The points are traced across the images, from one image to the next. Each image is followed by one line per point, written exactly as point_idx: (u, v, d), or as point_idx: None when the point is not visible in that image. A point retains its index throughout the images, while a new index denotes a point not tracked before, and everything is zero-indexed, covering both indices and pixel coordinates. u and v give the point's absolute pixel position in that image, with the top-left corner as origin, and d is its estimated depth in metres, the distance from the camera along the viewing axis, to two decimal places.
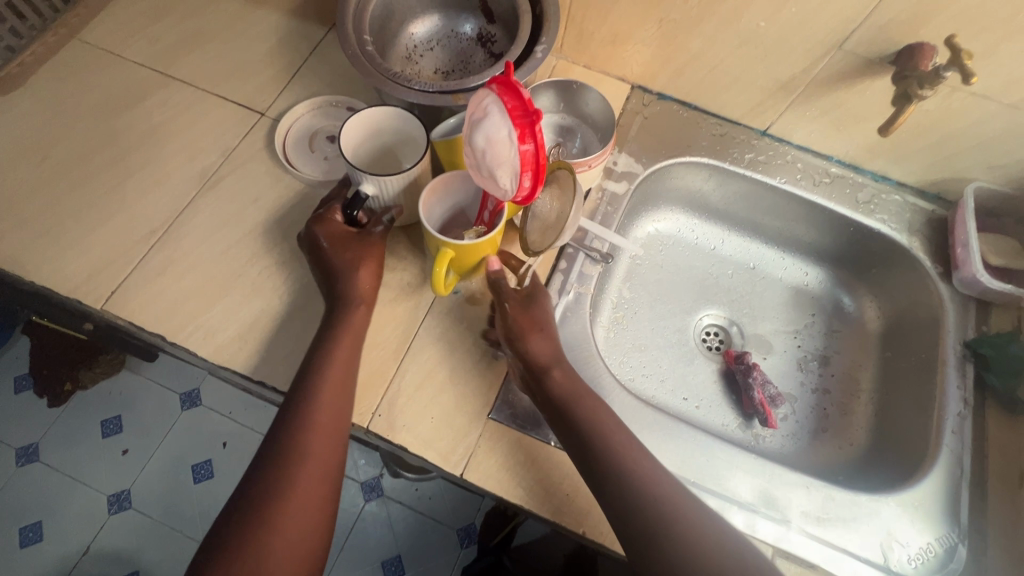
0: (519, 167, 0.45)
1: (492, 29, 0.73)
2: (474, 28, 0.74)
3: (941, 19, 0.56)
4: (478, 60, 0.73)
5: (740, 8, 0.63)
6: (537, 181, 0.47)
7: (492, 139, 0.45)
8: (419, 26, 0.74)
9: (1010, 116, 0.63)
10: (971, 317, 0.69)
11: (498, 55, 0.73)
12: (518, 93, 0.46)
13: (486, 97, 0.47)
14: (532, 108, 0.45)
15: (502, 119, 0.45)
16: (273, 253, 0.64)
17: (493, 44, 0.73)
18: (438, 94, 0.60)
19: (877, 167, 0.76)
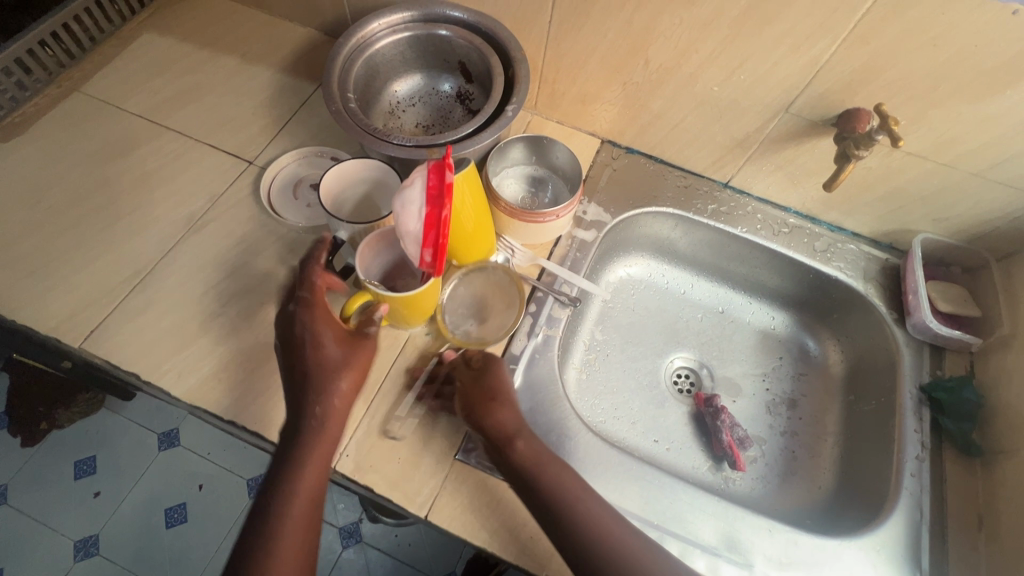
0: (418, 243, 0.53)
1: (471, 88, 0.79)
2: (454, 87, 0.80)
3: (872, 89, 0.62)
4: (458, 118, 0.79)
5: (694, 75, 0.69)
6: (438, 258, 0.54)
7: (405, 211, 0.52)
8: (402, 84, 0.79)
9: (945, 175, 0.68)
10: (925, 362, 0.72)
11: (476, 112, 0.78)
12: (444, 178, 0.50)
13: (419, 171, 0.52)
14: (448, 195, 0.50)
15: (421, 196, 0.51)
16: (252, 294, 0.66)
17: (471, 102, 0.79)
18: (415, 148, 0.64)
19: (831, 218, 0.81)
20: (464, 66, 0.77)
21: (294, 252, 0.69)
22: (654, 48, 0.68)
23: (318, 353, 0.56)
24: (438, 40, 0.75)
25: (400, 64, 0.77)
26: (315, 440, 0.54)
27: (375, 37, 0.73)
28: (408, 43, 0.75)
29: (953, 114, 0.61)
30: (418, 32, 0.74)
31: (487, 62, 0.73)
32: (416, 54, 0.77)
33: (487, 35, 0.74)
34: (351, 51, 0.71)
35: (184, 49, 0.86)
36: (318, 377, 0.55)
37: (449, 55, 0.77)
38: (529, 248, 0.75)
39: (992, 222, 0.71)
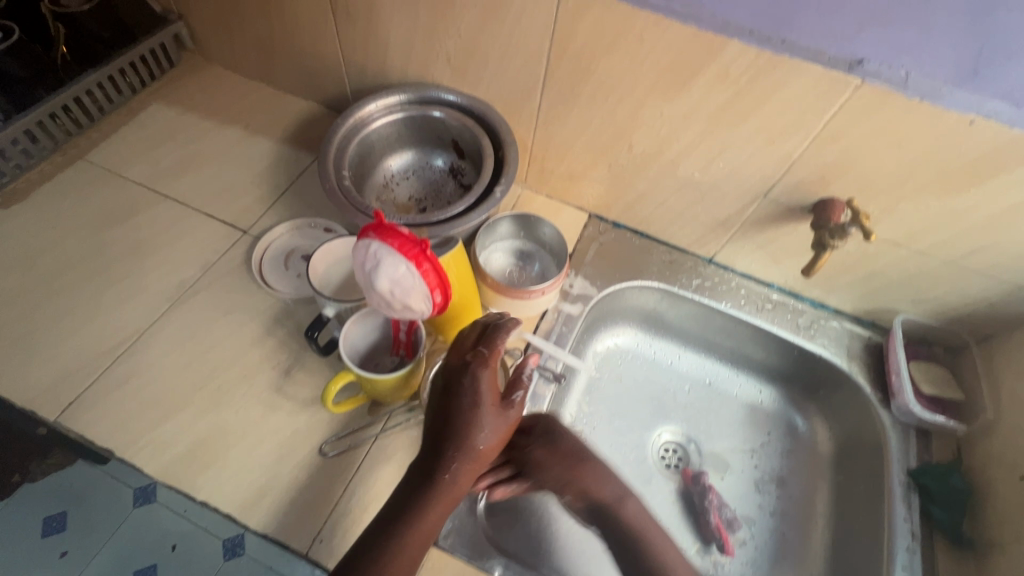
0: (428, 290, 0.49)
1: (463, 164, 0.82)
2: (447, 164, 0.83)
3: (844, 182, 0.64)
4: (450, 194, 0.82)
5: (676, 161, 0.72)
6: (447, 293, 0.51)
7: (396, 279, 0.48)
8: (397, 159, 0.83)
9: (921, 261, 0.69)
10: (912, 446, 0.71)
11: (468, 188, 0.81)
12: (398, 231, 0.48)
13: (370, 246, 0.48)
14: (417, 237, 0.49)
15: (396, 258, 0.47)
16: (235, 367, 0.66)
17: (463, 177, 0.82)
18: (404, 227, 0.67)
19: (814, 295, 0.82)
20: (457, 144, 0.81)
21: (281, 323, 0.69)
22: (638, 135, 0.71)
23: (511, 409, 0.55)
24: (432, 120, 0.79)
25: (396, 141, 0.81)
26: (436, 502, 0.52)
27: (372, 118, 0.77)
28: (404, 123, 0.79)
29: (921, 208, 0.63)
30: (413, 113, 0.78)
31: (478, 143, 0.77)
32: (411, 133, 0.81)
33: (479, 116, 0.77)
34: (349, 131, 0.75)
35: (190, 120, 0.89)
36: (466, 421, 0.53)
37: (442, 134, 0.80)
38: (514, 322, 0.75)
39: (969, 307, 0.73)
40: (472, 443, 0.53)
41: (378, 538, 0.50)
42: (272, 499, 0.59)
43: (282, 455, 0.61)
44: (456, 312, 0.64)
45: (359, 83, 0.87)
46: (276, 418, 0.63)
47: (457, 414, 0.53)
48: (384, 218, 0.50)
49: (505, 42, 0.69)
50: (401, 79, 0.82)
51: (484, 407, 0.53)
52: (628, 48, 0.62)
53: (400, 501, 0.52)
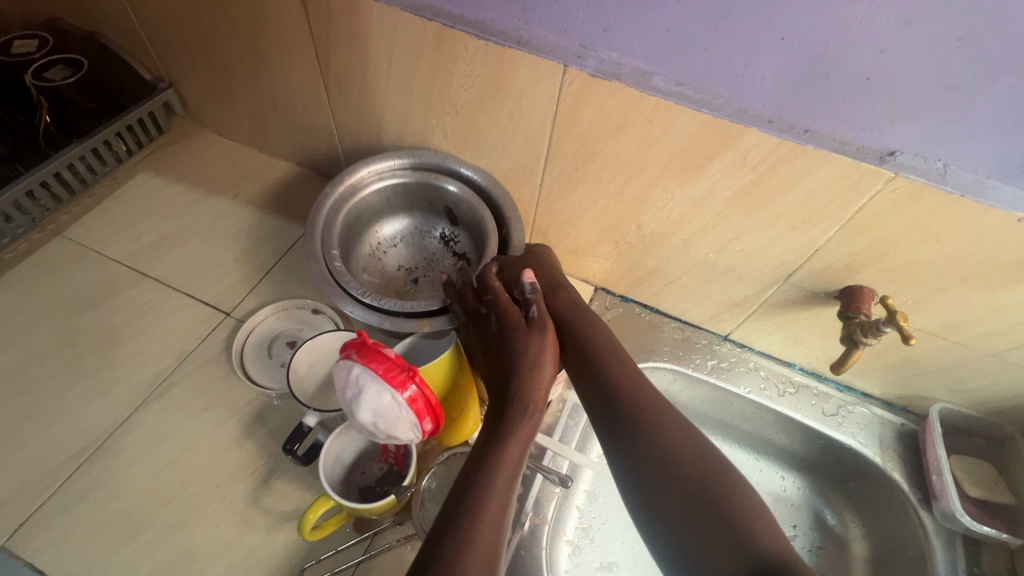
0: (416, 420, 0.43)
1: (455, 231, 0.78)
2: (439, 230, 0.79)
3: (874, 271, 0.59)
4: (442, 264, 0.79)
5: (688, 242, 0.67)
6: (437, 418, 0.45)
7: (379, 409, 0.42)
8: (386, 226, 0.78)
9: (960, 352, 0.63)
10: (960, 557, 0.64)
11: (462, 257, 0.77)
12: (384, 353, 0.43)
13: (351, 369, 0.43)
14: (405, 360, 0.44)
15: (380, 386, 0.42)
16: (209, 475, 0.60)
17: (456, 244, 0.78)
18: (405, 321, 0.62)
19: (839, 377, 0.76)
20: (449, 210, 0.76)
21: (260, 422, 0.64)
22: (647, 215, 0.67)
23: (535, 321, 0.56)
24: (425, 188, 0.75)
25: (386, 209, 0.77)
26: (511, 430, 0.50)
27: (363, 187, 0.72)
28: (394, 189, 0.75)
29: (961, 300, 0.58)
30: (406, 179, 0.74)
31: (475, 214, 0.73)
32: (402, 199, 0.77)
33: (476, 184, 0.73)
34: (339, 203, 0.71)
35: (176, 190, 0.86)
36: (516, 353, 0.54)
37: (434, 200, 0.76)
38: None
39: (1014, 398, 0.66)
40: (522, 361, 0.53)
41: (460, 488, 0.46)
42: None
43: None
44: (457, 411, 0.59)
45: (353, 154, 0.84)
46: (250, 538, 0.57)
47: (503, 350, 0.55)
48: (369, 337, 0.45)
49: (504, 120, 0.65)
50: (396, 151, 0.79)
51: (513, 326, 0.56)
52: (636, 131, 0.58)
53: (479, 447, 0.50)
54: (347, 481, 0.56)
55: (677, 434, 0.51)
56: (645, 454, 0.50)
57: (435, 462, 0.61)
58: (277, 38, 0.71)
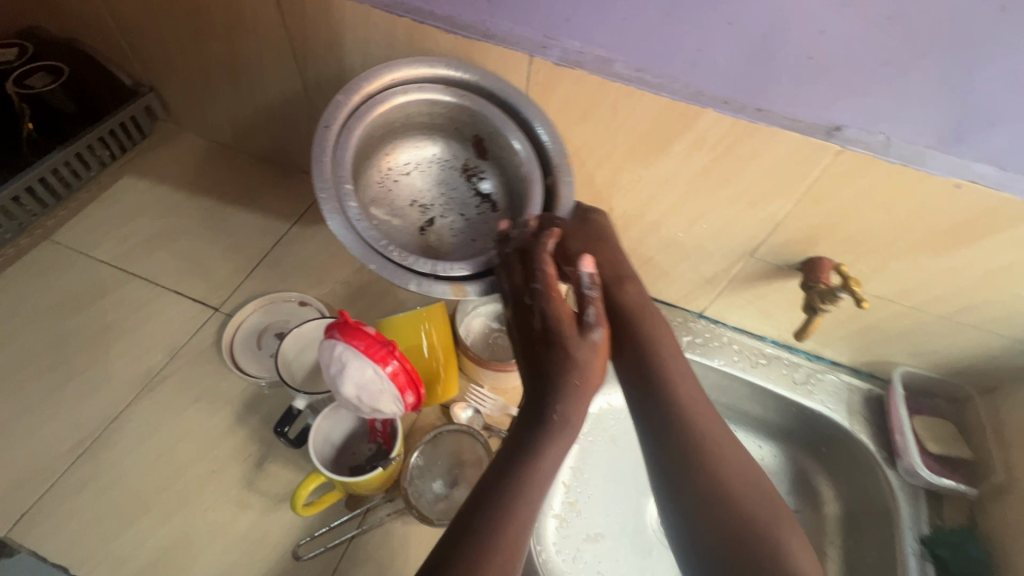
0: (398, 392, 0.46)
1: (480, 165, 0.67)
2: (460, 159, 0.67)
3: (830, 242, 0.62)
4: (461, 201, 0.67)
5: (658, 222, 0.71)
6: (419, 389, 0.48)
7: (362, 382, 0.45)
8: (401, 148, 0.66)
9: (916, 317, 0.67)
10: (923, 510, 0.68)
11: (487, 197, 0.66)
12: (365, 331, 0.46)
13: (334, 348, 0.46)
14: (385, 336, 0.46)
15: (362, 361, 0.45)
16: (204, 461, 0.62)
17: (481, 181, 0.67)
18: (435, 285, 0.53)
19: (809, 348, 0.80)
20: (478, 141, 0.65)
21: (252, 410, 0.66)
22: (617, 198, 0.70)
23: (586, 326, 0.50)
24: (455, 109, 0.62)
25: (403, 127, 0.64)
26: (544, 452, 0.45)
27: (383, 100, 0.59)
28: (419, 104, 0.61)
29: (911, 266, 0.61)
30: (436, 97, 0.61)
31: (511, 153, 0.61)
32: (421, 118, 0.64)
33: (525, 124, 0.62)
34: (354, 118, 0.58)
35: (161, 192, 0.88)
36: (564, 361, 0.47)
37: (461, 125, 0.64)
38: (498, 395, 0.70)
39: (970, 359, 0.70)
40: (568, 375, 0.47)
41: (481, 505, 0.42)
42: None
43: (252, 559, 0.57)
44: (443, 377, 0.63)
45: None
46: (246, 519, 0.59)
47: (547, 354, 0.48)
48: (350, 317, 0.47)
49: None
50: None
51: (562, 329, 0.48)
52: (602, 117, 0.61)
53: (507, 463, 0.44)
54: (337, 461, 0.59)
55: (745, 493, 0.44)
56: (696, 493, 0.44)
57: (421, 442, 0.65)
58: (255, 38, 0.73)
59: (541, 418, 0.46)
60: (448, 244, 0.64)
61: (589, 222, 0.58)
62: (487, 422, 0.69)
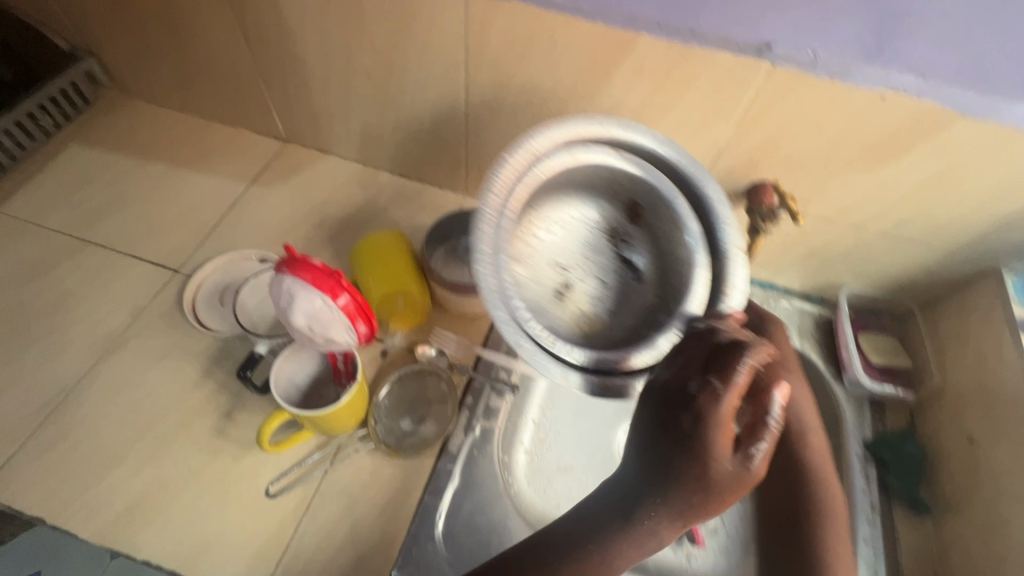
0: (349, 321, 0.48)
1: (629, 230, 0.57)
2: (611, 222, 0.58)
3: (771, 165, 0.64)
4: (598, 254, 0.58)
5: None
6: (370, 319, 0.50)
7: (312, 313, 0.46)
8: (558, 200, 0.56)
9: (856, 235, 0.70)
10: (866, 417, 0.72)
11: (635, 266, 0.57)
12: (310, 264, 0.47)
13: (282, 282, 0.47)
14: (331, 269, 0.47)
15: (310, 292, 0.46)
16: (172, 414, 0.64)
17: (631, 247, 0.58)
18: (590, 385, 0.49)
19: (762, 276, 0.82)
20: (635, 204, 0.56)
21: (218, 363, 0.67)
22: None
23: (749, 452, 0.40)
24: (644, 184, 0.54)
25: (563, 186, 0.55)
26: (624, 547, 0.42)
27: (543, 163, 0.51)
28: (624, 175, 0.54)
29: (847, 184, 0.63)
30: (594, 160, 0.53)
31: (679, 229, 0.53)
32: (593, 180, 0.55)
33: (693, 199, 0.54)
34: (509, 190, 0.50)
35: (111, 160, 0.86)
36: (703, 485, 0.40)
37: (625, 181, 0.54)
38: (461, 335, 0.74)
39: (910, 275, 0.73)
40: (686, 495, 0.40)
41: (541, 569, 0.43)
42: (217, 549, 0.57)
43: (226, 499, 0.59)
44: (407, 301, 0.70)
45: (285, 106, 0.85)
46: (218, 464, 0.61)
47: (684, 465, 0.40)
48: (295, 252, 0.48)
49: (421, 53, 0.67)
50: (325, 99, 0.80)
51: (700, 467, 0.39)
52: (542, 50, 0.61)
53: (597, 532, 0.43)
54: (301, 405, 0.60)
55: None
56: None
57: (388, 380, 0.67)
58: None
59: (634, 519, 0.42)
60: (620, 323, 0.55)
61: (780, 353, 0.53)
62: (452, 361, 0.71)
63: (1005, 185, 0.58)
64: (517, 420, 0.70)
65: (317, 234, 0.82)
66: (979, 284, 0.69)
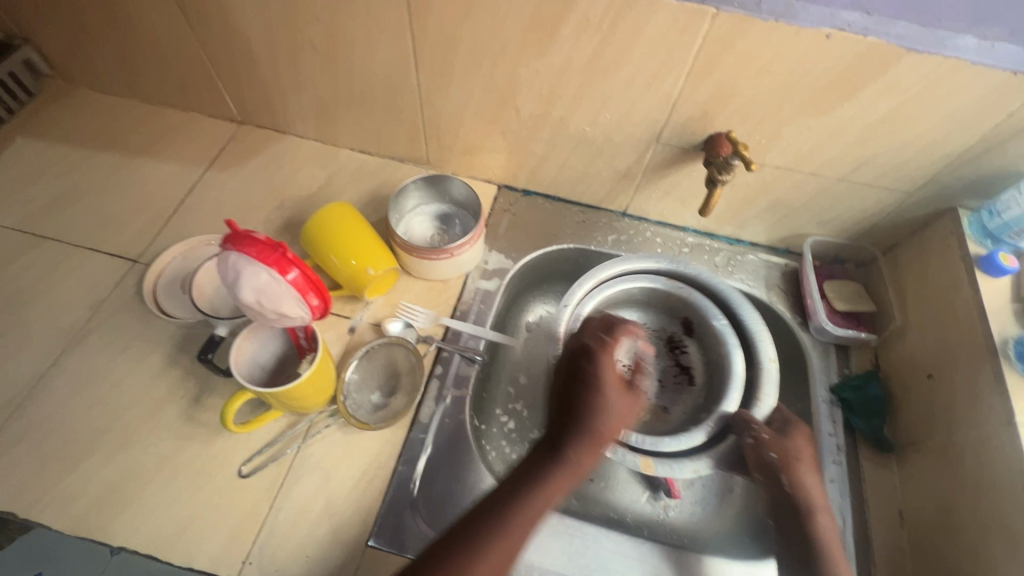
0: (299, 294, 0.47)
1: (685, 340, 0.77)
2: (664, 330, 0.78)
3: (726, 115, 0.64)
4: (652, 356, 0.78)
5: (565, 119, 0.71)
6: (321, 293, 0.49)
7: (260, 287, 0.46)
8: (620, 313, 0.77)
9: (816, 182, 0.70)
10: (833, 362, 0.73)
11: (686, 370, 0.77)
12: (255, 238, 0.46)
13: (228, 258, 0.46)
14: (277, 242, 0.47)
15: (256, 266, 0.45)
16: (140, 403, 0.63)
17: (683, 354, 0.77)
18: (630, 454, 0.62)
19: (728, 232, 0.83)
20: (687, 320, 0.76)
21: (183, 350, 0.67)
22: (521, 98, 0.70)
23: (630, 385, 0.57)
24: (674, 294, 0.75)
25: (619, 301, 0.76)
26: (550, 487, 0.48)
27: (604, 286, 0.73)
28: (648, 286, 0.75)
29: (803, 129, 0.63)
30: (647, 285, 0.75)
31: (719, 342, 0.70)
32: (645, 293, 0.76)
33: (734, 315, 0.71)
34: (567, 327, 0.68)
35: (61, 152, 0.84)
36: (592, 404, 0.53)
37: (660, 300, 0.76)
38: (430, 308, 0.74)
39: (871, 220, 0.74)
40: (585, 417, 0.52)
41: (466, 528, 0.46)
42: (193, 531, 0.57)
43: (199, 482, 0.59)
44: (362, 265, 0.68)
45: (235, 87, 0.82)
46: (189, 449, 0.61)
47: (583, 400, 0.53)
48: (239, 226, 0.47)
49: (365, 18, 0.65)
50: (275, 75, 0.78)
51: (595, 394, 0.53)
52: (486, 8, 0.60)
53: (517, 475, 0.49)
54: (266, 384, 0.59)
55: None
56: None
57: (355, 357, 0.66)
58: None
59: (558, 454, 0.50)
60: (681, 416, 0.73)
61: (787, 437, 0.63)
62: (420, 333, 0.71)
63: (955, 120, 0.58)
64: (493, 388, 0.76)
65: (279, 216, 0.81)
66: (936, 225, 0.70)
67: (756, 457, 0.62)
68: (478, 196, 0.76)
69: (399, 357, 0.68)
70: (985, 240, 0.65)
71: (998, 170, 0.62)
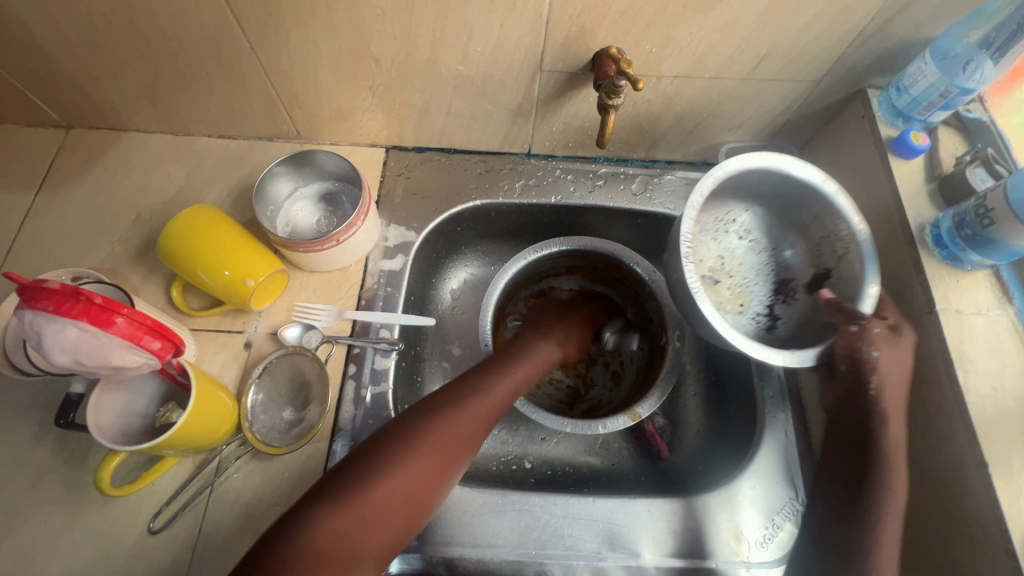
0: (133, 343, 0.40)
1: (798, 292, 0.63)
2: (792, 270, 0.65)
3: (606, 28, 0.56)
4: (758, 282, 0.66)
5: (433, 60, 0.61)
6: (164, 333, 0.43)
7: (73, 347, 0.38)
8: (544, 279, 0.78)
9: (719, 87, 0.64)
10: None
11: (773, 318, 0.64)
12: (49, 289, 0.38)
13: (24, 319, 0.38)
14: (80, 289, 0.39)
15: (60, 325, 0.38)
16: (16, 475, 0.56)
17: (786, 304, 0.64)
18: (614, 417, 0.63)
19: (641, 154, 0.76)
20: (819, 268, 0.61)
21: (54, 408, 0.58)
22: (376, 45, 0.59)
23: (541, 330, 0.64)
24: (843, 236, 0.57)
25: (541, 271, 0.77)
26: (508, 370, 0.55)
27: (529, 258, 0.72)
28: (825, 208, 0.58)
29: (693, 29, 0.56)
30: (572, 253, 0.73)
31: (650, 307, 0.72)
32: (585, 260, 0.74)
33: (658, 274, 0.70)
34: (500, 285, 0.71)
35: None
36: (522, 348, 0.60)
37: (811, 221, 0.61)
38: (331, 303, 0.66)
39: (782, 116, 0.69)
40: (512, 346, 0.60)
41: (385, 434, 0.46)
42: None
43: (107, 546, 0.54)
44: (236, 277, 0.60)
45: (39, 88, 0.68)
46: (87, 515, 0.55)
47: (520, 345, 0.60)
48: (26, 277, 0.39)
49: None
50: (79, 68, 0.64)
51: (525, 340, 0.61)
52: None
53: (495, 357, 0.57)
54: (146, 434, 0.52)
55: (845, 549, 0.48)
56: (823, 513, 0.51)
57: (253, 378, 0.59)
58: None
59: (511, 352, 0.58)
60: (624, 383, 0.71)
61: (899, 334, 0.51)
62: (325, 334, 0.64)
63: None
64: (424, 368, 0.72)
65: (138, 231, 0.70)
66: (848, 111, 0.66)
67: (849, 351, 0.51)
68: (354, 165, 0.67)
69: (300, 367, 0.62)
70: (895, 120, 0.61)
71: (904, 39, 0.57)
